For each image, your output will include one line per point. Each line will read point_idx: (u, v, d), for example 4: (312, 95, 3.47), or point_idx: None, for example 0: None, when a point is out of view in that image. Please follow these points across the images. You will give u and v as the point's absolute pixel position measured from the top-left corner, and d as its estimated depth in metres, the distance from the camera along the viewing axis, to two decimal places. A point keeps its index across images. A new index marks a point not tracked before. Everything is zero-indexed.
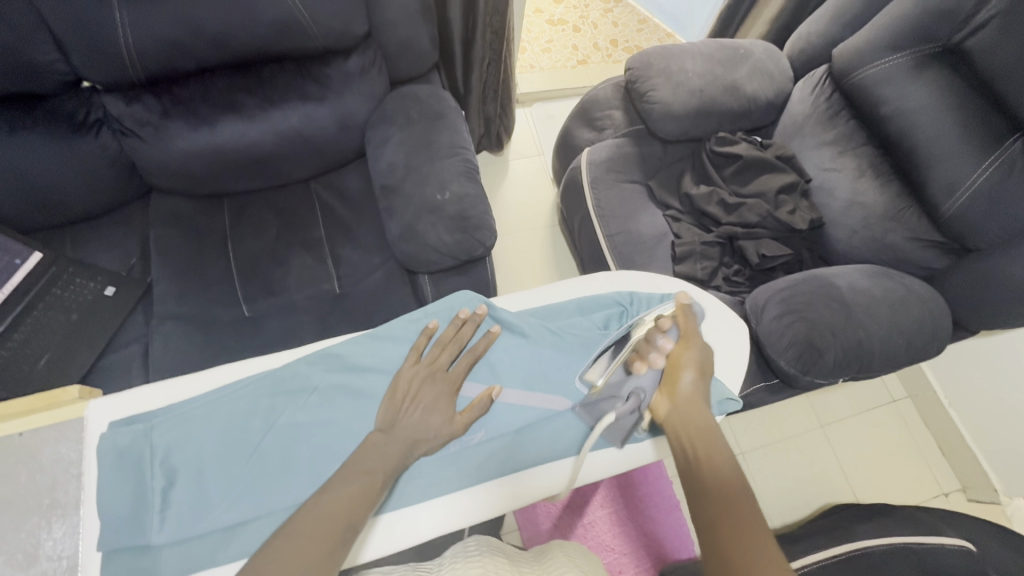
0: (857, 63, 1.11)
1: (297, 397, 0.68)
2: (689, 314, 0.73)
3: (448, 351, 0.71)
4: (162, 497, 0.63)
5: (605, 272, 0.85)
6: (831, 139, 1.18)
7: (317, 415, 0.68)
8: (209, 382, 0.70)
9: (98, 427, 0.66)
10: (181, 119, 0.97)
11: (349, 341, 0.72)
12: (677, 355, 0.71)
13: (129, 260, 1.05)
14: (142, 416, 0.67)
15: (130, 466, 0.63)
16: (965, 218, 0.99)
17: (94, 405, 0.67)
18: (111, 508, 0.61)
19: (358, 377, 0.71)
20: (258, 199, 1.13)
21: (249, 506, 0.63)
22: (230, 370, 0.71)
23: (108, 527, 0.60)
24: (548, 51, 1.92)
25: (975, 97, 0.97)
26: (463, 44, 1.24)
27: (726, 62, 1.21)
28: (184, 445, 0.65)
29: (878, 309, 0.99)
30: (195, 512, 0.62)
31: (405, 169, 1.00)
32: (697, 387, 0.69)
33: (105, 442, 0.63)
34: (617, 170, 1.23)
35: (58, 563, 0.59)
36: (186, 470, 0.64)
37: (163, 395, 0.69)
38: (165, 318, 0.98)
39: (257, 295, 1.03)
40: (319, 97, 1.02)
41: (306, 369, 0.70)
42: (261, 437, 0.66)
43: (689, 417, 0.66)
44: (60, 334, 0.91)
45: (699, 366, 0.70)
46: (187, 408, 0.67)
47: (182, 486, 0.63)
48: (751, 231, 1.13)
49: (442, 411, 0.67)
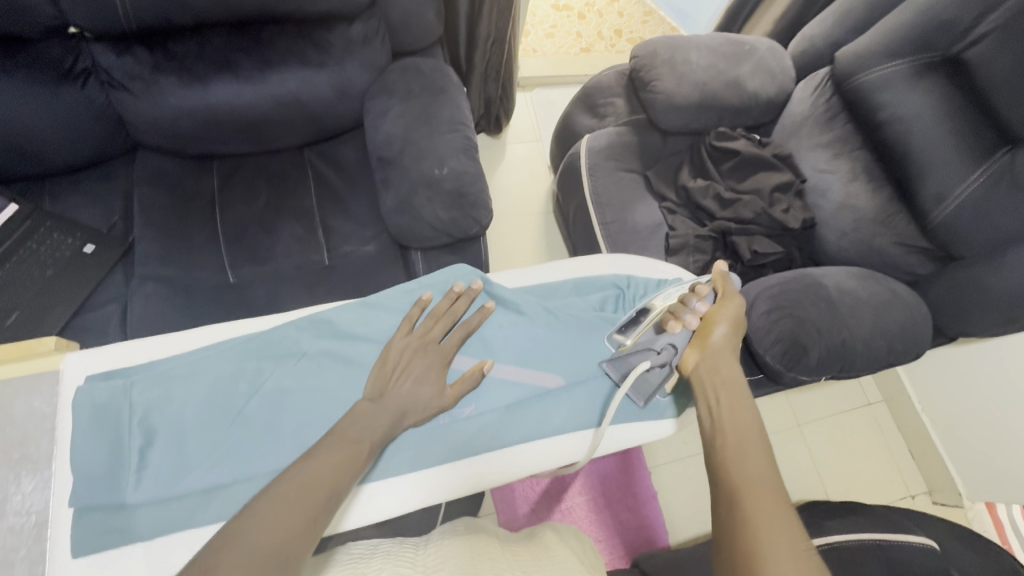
0: (858, 66, 1.11)
1: (283, 362, 0.67)
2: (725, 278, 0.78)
3: (441, 324, 0.70)
4: (139, 456, 0.61)
5: (602, 256, 0.84)
6: (828, 141, 1.19)
7: (305, 381, 0.67)
8: (193, 343, 0.68)
9: (74, 381, 0.64)
10: (173, 75, 0.93)
11: (341, 309, 0.71)
12: (715, 313, 0.74)
13: (111, 218, 1.01)
14: (122, 371, 0.65)
15: (108, 422, 0.61)
16: (953, 225, 1.00)
17: (72, 358, 0.65)
18: (87, 464, 0.59)
19: (348, 346, 0.69)
20: (248, 163, 1.10)
21: (231, 469, 0.62)
22: (215, 331, 0.69)
23: (82, 483, 0.59)
24: (551, 36, 1.90)
25: (969, 108, 0.98)
26: (469, 19, 1.21)
27: (732, 56, 1.20)
28: (165, 404, 0.63)
29: (863, 309, 1.00)
30: (175, 472, 0.61)
31: (403, 142, 0.98)
32: (731, 344, 0.71)
33: (82, 397, 0.61)
34: (615, 158, 1.22)
35: (25, 518, 0.58)
36: (166, 430, 0.63)
37: (143, 353, 0.66)
38: (145, 279, 0.95)
39: (243, 262, 1.00)
40: (318, 62, 0.99)
41: (295, 334, 0.69)
42: (246, 400, 0.65)
43: (719, 369, 0.67)
44: (34, 289, 0.88)
45: (733, 322, 0.73)
46: (168, 367, 0.65)
47: (162, 445, 0.62)
48: (744, 227, 1.14)
49: (431, 383, 0.66)
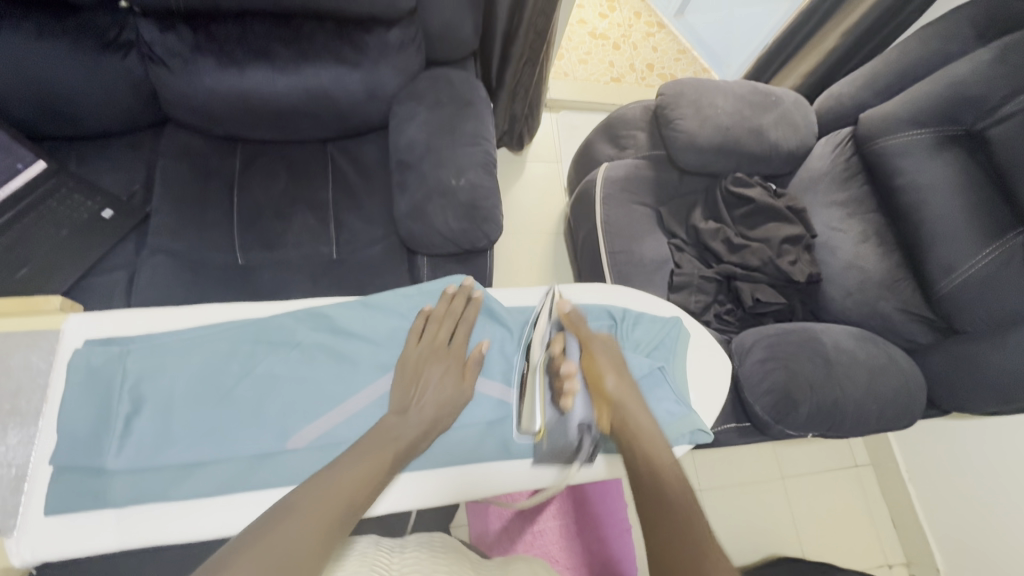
0: (880, 130, 1.13)
1: (277, 349, 0.68)
2: (574, 316, 0.73)
3: (445, 328, 0.71)
4: (125, 422, 0.62)
5: (602, 285, 0.84)
6: (842, 200, 1.20)
7: (296, 370, 0.68)
8: (190, 320, 0.69)
9: (72, 341, 0.65)
10: (212, 56, 0.96)
11: (340, 304, 0.71)
12: (588, 366, 0.69)
13: (132, 186, 1.04)
14: (122, 338, 0.66)
15: (98, 385, 0.63)
16: (958, 298, 1.01)
17: (74, 319, 0.66)
18: (72, 426, 0.61)
19: (343, 342, 0.70)
20: (272, 150, 1.12)
21: (211, 448, 0.63)
22: (216, 310, 0.70)
23: (67, 442, 0.60)
24: (584, 62, 1.94)
25: (986, 185, 1.00)
26: (505, 38, 1.24)
27: (756, 105, 1.22)
28: (157, 375, 0.64)
29: (858, 371, 1.00)
30: (156, 444, 0.62)
31: (425, 148, 1.00)
32: (627, 376, 0.69)
33: (78, 357, 0.63)
34: (630, 190, 1.23)
35: (6, 470, 0.60)
36: (155, 400, 0.63)
37: (144, 322, 0.68)
38: (156, 250, 0.97)
39: (254, 245, 1.02)
40: (353, 62, 1.02)
41: (291, 323, 0.69)
42: (236, 381, 0.66)
43: (636, 422, 0.64)
44: (48, 246, 0.90)
45: (613, 364, 0.69)
46: (166, 339, 0.66)
47: (147, 415, 0.63)
48: (749, 273, 1.14)
49: (455, 381, 0.68)
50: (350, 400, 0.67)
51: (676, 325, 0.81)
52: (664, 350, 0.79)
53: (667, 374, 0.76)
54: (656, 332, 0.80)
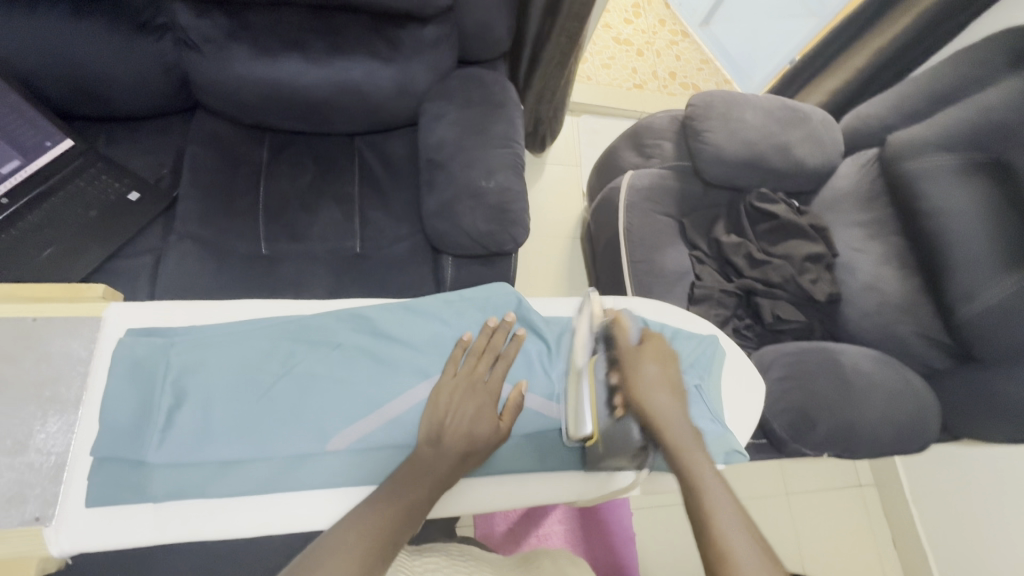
0: (905, 153, 1.13)
1: (318, 349, 0.68)
2: (618, 326, 0.68)
3: (484, 360, 0.69)
4: (166, 417, 0.62)
5: (641, 299, 0.83)
6: (865, 221, 1.20)
7: (335, 371, 0.67)
8: (223, 314, 0.68)
9: (111, 331, 0.65)
10: (246, 44, 0.96)
11: (381, 306, 0.71)
12: (629, 365, 0.66)
13: (160, 170, 1.04)
14: (164, 330, 0.66)
15: (141, 376, 0.63)
16: (975, 326, 0.99)
17: (113, 308, 0.66)
18: (113, 417, 0.60)
19: (382, 345, 0.69)
20: (298, 141, 1.12)
21: (250, 446, 0.62)
22: (256, 307, 0.70)
23: (107, 433, 0.60)
24: (607, 67, 1.94)
25: (1011, 213, 0.97)
26: (536, 40, 1.24)
27: (785, 121, 1.22)
28: (199, 369, 0.64)
29: (874, 393, 1.00)
30: (197, 440, 0.61)
31: (454, 148, 1.00)
32: (673, 380, 0.65)
33: (122, 347, 0.63)
34: (654, 200, 1.23)
35: (44, 457, 0.58)
36: (196, 395, 0.63)
37: (185, 316, 0.68)
38: (182, 236, 0.96)
39: (279, 236, 1.02)
40: (386, 57, 1.01)
41: (333, 324, 0.69)
42: (275, 380, 0.65)
43: (663, 411, 0.63)
44: (75, 227, 0.90)
45: (653, 360, 0.66)
46: (208, 333, 0.66)
47: (189, 409, 0.63)
48: (770, 289, 1.15)
49: (486, 417, 0.65)
50: (390, 404, 0.67)
51: (711, 342, 0.79)
52: (701, 367, 0.76)
53: (705, 393, 0.73)
54: (694, 348, 0.77)
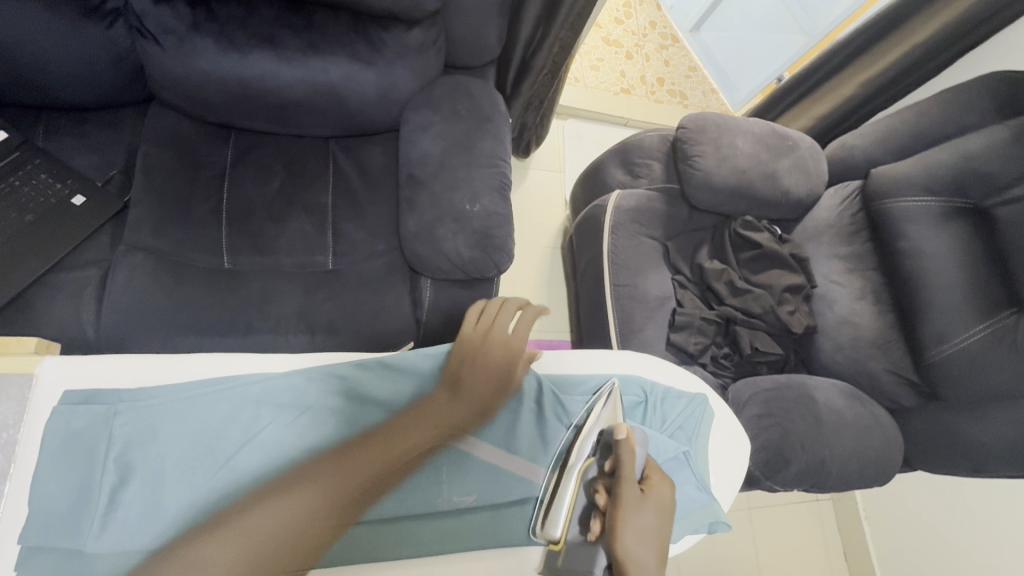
0: (889, 191, 1.12)
1: (283, 413, 0.64)
2: (627, 450, 0.65)
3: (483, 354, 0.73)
4: (109, 495, 0.57)
5: (635, 353, 0.82)
6: (844, 254, 1.22)
7: (302, 436, 0.64)
8: (180, 372, 0.65)
9: (47, 390, 0.60)
10: (211, 37, 0.87)
11: (355, 364, 0.69)
12: (620, 492, 0.64)
13: (109, 171, 0.94)
14: (104, 395, 0.61)
15: (80, 453, 0.58)
16: (946, 368, 1.01)
17: (50, 365, 0.61)
18: (50, 500, 0.56)
19: (356, 408, 0.67)
20: (267, 142, 1.03)
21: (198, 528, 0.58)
22: (216, 364, 0.66)
23: (39, 518, 0.55)
24: (596, 69, 1.89)
25: (986, 262, 1.01)
26: (527, 47, 1.18)
27: (774, 148, 1.21)
28: (149, 442, 0.59)
29: (846, 430, 1.02)
30: (143, 522, 0.57)
31: (438, 164, 0.95)
32: (661, 550, 0.61)
33: (56, 421, 0.58)
34: (640, 222, 1.21)
35: None
36: (144, 469, 0.59)
37: (130, 375, 0.63)
38: (134, 248, 0.88)
39: (243, 248, 0.94)
40: (367, 60, 0.94)
41: (302, 384, 0.66)
42: (235, 449, 0.61)
43: (634, 555, 0.60)
44: (8, 233, 0.81)
45: (647, 502, 0.64)
46: (159, 399, 0.61)
47: (135, 488, 0.58)
48: (749, 319, 1.14)
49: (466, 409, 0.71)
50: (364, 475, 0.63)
51: (700, 404, 0.79)
52: (688, 432, 0.77)
53: (692, 459, 0.75)
54: (684, 410, 0.78)
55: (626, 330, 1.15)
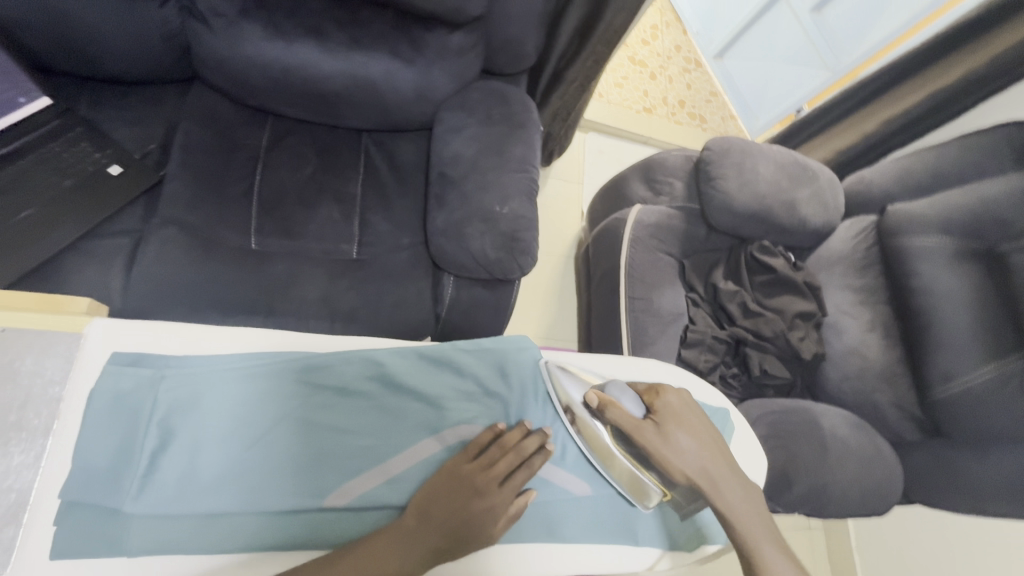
0: (905, 228, 1.14)
1: (322, 394, 0.63)
2: (616, 412, 0.67)
3: (508, 460, 0.63)
4: (149, 459, 0.57)
5: (665, 364, 0.82)
6: (856, 286, 1.24)
7: (340, 419, 0.64)
8: (218, 345, 0.63)
9: (92, 350, 0.59)
10: (260, 24, 0.88)
11: (394, 352, 0.67)
12: (651, 444, 0.67)
13: (148, 145, 0.96)
14: (151, 359, 0.60)
15: (126, 413, 0.58)
16: (952, 408, 1.02)
17: (98, 325, 0.59)
18: (92, 457, 0.55)
19: (393, 395, 0.66)
20: (303, 130, 1.05)
21: (235, 498, 0.58)
22: (261, 337, 0.65)
23: (80, 474, 0.55)
24: (620, 86, 1.92)
25: (999, 305, 1.01)
26: (562, 58, 1.21)
27: (795, 177, 1.23)
28: (191, 409, 0.59)
29: (849, 458, 1.03)
30: (180, 488, 0.57)
31: (471, 165, 0.96)
32: (705, 442, 0.69)
33: (106, 380, 0.57)
34: (658, 238, 1.23)
35: (6, 496, 0.52)
36: (184, 436, 0.59)
37: (176, 345, 0.62)
38: (166, 221, 0.89)
39: (271, 231, 0.95)
40: (408, 58, 0.95)
41: (341, 364, 0.65)
42: (272, 425, 0.61)
43: (700, 474, 0.67)
44: (46, 197, 0.82)
45: (669, 424, 0.68)
46: (204, 367, 0.61)
47: (174, 453, 0.58)
48: (760, 342, 1.15)
49: (491, 526, 0.61)
50: (393, 460, 0.64)
51: (722, 416, 0.80)
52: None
53: None
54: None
55: (638, 342, 1.16)
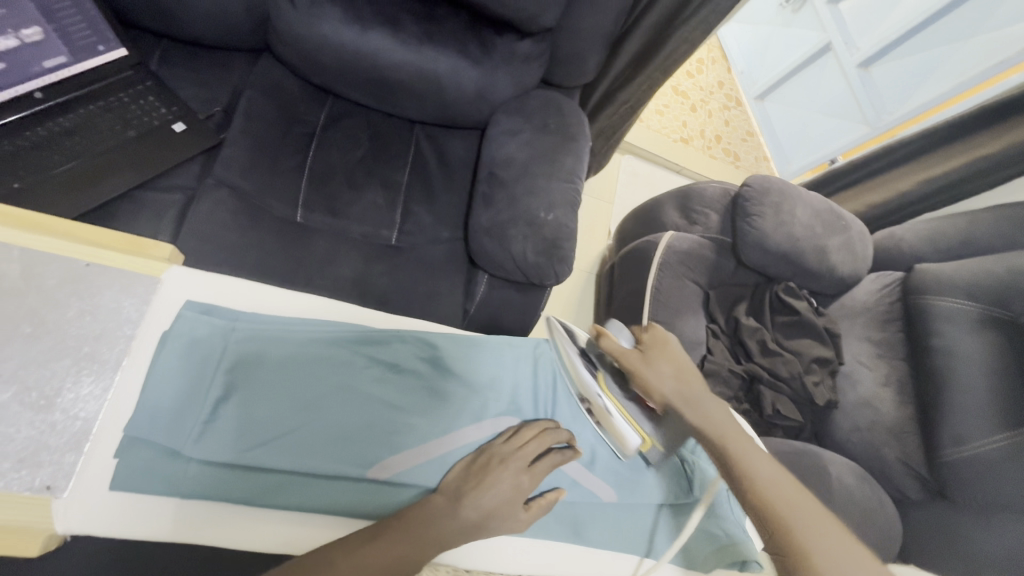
0: (932, 288, 1.16)
1: (378, 368, 0.67)
2: (607, 341, 0.71)
3: (535, 445, 0.65)
4: (212, 407, 0.59)
5: None
6: (876, 340, 1.26)
7: (391, 395, 0.67)
8: (291, 308, 0.70)
9: (167, 294, 0.63)
10: (339, 7, 0.91)
11: (447, 337, 0.72)
12: (639, 370, 0.68)
13: (211, 108, 0.98)
14: (221, 311, 0.65)
15: (196, 360, 0.61)
16: (961, 471, 1.02)
17: (173, 272, 0.64)
18: (158, 397, 0.58)
19: (443, 379, 0.70)
20: (361, 115, 1.08)
21: (288, 459, 0.59)
22: (324, 309, 0.71)
23: (145, 413, 0.57)
24: (661, 114, 1.95)
25: (1016, 375, 1.02)
26: (617, 79, 1.24)
27: (829, 225, 1.25)
28: (257, 365, 0.62)
29: (852, 510, 1.03)
30: (237, 440, 0.59)
31: (521, 170, 0.99)
32: (686, 370, 0.69)
33: (184, 325, 0.61)
34: (687, 266, 1.25)
35: (71, 422, 0.53)
36: (242, 390, 0.61)
37: (246, 302, 0.68)
38: (220, 182, 0.90)
39: (317, 207, 0.96)
40: (475, 59, 0.98)
41: (398, 344, 0.70)
42: (329, 392, 0.64)
43: (681, 394, 0.67)
44: (109, 144, 0.84)
45: (658, 354, 0.70)
46: (274, 326, 0.65)
47: (235, 405, 0.60)
48: (775, 381, 1.16)
49: (518, 510, 0.61)
50: (433, 443, 0.66)
51: None
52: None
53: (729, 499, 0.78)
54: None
55: None
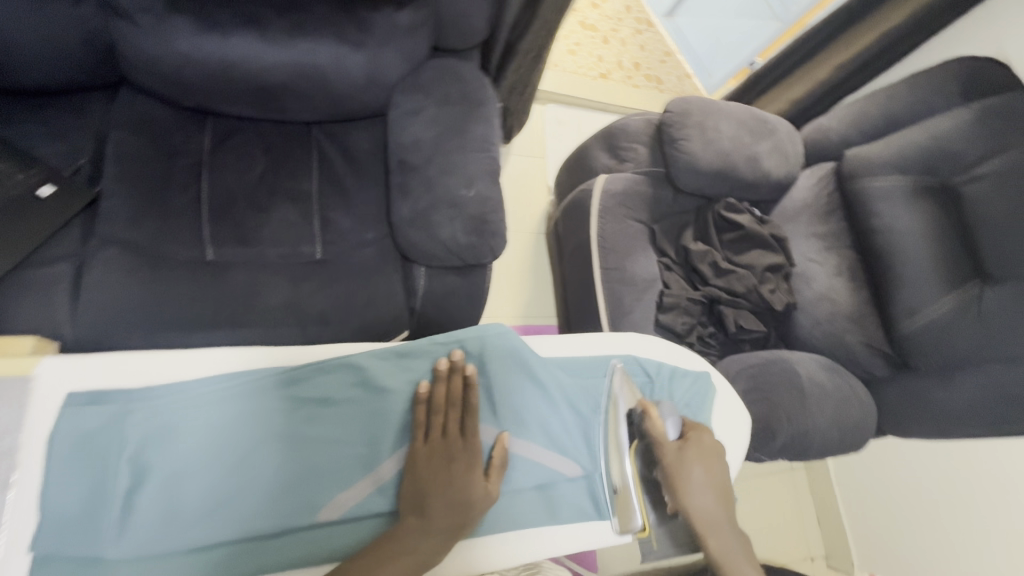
0: (866, 170, 1.17)
1: (301, 408, 0.66)
2: (653, 424, 0.72)
3: (452, 415, 0.66)
4: (126, 498, 0.59)
5: (641, 336, 0.84)
6: (822, 233, 1.27)
7: (320, 432, 0.66)
8: (196, 366, 0.66)
9: (47, 393, 0.61)
10: (190, 17, 0.82)
11: (371, 354, 0.70)
12: (676, 472, 0.70)
13: (77, 160, 0.89)
14: (115, 394, 0.63)
15: (95, 455, 0.60)
16: (918, 339, 1.07)
17: (45, 364, 0.61)
18: (66, 502, 0.58)
19: (377, 397, 0.68)
20: (251, 129, 0.99)
21: (221, 526, 0.61)
22: (230, 359, 0.67)
23: (54, 523, 0.58)
24: (574, 53, 1.87)
25: (954, 237, 1.05)
26: (514, 29, 1.16)
27: (756, 132, 1.24)
28: (162, 444, 0.62)
29: (826, 402, 1.07)
30: (160, 525, 0.59)
31: (432, 150, 0.93)
32: (719, 485, 0.71)
33: (71, 424, 0.60)
34: (627, 206, 1.23)
35: None
36: (159, 471, 0.61)
37: (141, 377, 0.64)
38: (107, 241, 0.84)
39: (226, 239, 0.90)
40: (354, 41, 0.89)
41: (318, 377, 0.67)
42: (251, 448, 0.64)
43: (702, 508, 0.69)
44: None
45: (703, 461, 0.71)
46: (173, 398, 0.63)
47: (150, 490, 0.60)
48: (733, 298, 1.17)
49: (474, 482, 0.64)
50: (382, 465, 0.66)
51: (704, 380, 0.82)
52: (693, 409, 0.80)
53: None
54: (690, 388, 0.81)
55: (617, 312, 1.17)
